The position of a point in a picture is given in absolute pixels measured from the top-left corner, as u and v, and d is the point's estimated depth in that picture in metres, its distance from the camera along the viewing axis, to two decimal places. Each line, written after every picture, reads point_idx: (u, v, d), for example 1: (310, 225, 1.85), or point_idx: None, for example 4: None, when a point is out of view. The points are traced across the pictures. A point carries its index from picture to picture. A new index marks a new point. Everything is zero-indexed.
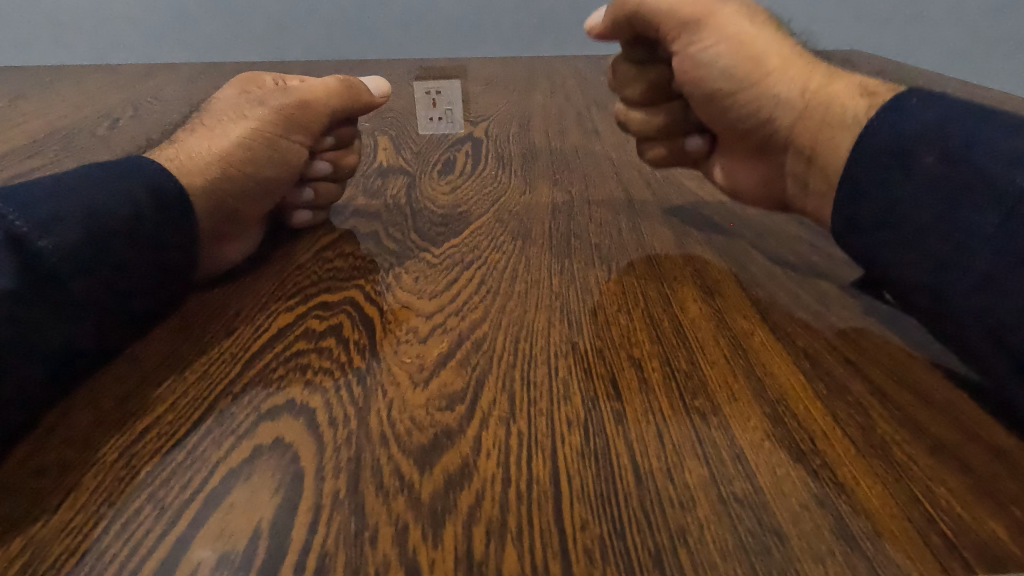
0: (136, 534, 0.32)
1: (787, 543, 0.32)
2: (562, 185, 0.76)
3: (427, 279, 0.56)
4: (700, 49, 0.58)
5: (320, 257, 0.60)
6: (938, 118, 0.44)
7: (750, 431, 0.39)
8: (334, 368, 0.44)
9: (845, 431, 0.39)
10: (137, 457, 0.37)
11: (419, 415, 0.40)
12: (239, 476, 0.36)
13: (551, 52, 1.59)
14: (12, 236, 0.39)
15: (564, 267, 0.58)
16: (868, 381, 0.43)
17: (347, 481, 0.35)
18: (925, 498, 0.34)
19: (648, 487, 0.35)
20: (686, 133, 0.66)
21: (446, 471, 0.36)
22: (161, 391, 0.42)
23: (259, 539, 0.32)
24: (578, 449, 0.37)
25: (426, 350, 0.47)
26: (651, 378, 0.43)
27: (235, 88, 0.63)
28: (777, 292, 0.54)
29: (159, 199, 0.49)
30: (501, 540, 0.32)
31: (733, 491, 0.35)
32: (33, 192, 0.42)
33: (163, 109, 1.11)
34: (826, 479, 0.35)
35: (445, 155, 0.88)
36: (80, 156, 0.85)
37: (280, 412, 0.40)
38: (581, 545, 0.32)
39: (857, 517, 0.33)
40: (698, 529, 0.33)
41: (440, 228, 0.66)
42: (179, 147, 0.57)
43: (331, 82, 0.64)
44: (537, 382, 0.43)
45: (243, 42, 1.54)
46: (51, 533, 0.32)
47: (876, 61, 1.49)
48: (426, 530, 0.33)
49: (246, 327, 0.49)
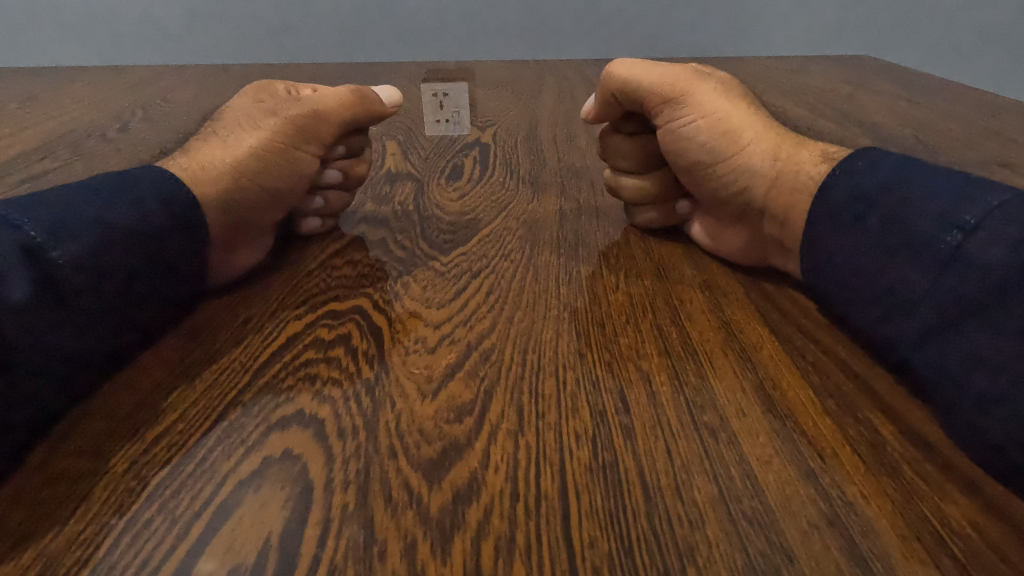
0: (146, 546, 0.33)
1: (796, 562, 0.32)
2: (570, 193, 0.77)
3: (435, 288, 0.56)
4: (681, 124, 0.59)
5: (328, 266, 0.60)
6: (871, 187, 0.47)
7: (758, 447, 0.39)
8: (343, 378, 0.45)
9: (854, 448, 0.39)
10: (147, 467, 0.37)
11: (428, 427, 0.40)
12: (248, 487, 0.36)
13: (558, 56, 1.59)
14: (27, 247, 0.39)
15: (571, 277, 0.58)
16: (876, 397, 0.43)
17: (356, 494, 0.35)
18: (935, 518, 0.34)
19: (657, 503, 0.35)
20: (675, 199, 0.66)
21: (454, 486, 0.36)
22: (170, 400, 0.42)
23: (269, 553, 0.32)
24: (586, 464, 0.37)
25: (434, 360, 0.47)
26: (659, 391, 0.43)
27: (248, 96, 0.63)
28: (786, 306, 0.54)
29: (171, 211, 0.49)
30: (510, 556, 0.32)
31: (742, 509, 0.35)
32: (47, 204, 0.43)
33: (172, 111, 1.11)
34: (836, 498, 0.35)
35: (452, 160, 0.88)
36: (91, 158, 0.86)
37: (289, 422, 0.41)
38: (589, 562, 0.32)
39: (867, 538, 0.33)
40: (707, 548, 0.33)
41: (450, 235, 0.66)
42: (192, 156, 0.57)
43: (343, 93, 0.64)
44: (545, 395, 0.43)
45: (251, 45, 1.55)
46: (62, 545, 0.32)
47: (881, 66, 1.48)
48: (434, 546, 0.33)
49: (255, 335, 0.49)
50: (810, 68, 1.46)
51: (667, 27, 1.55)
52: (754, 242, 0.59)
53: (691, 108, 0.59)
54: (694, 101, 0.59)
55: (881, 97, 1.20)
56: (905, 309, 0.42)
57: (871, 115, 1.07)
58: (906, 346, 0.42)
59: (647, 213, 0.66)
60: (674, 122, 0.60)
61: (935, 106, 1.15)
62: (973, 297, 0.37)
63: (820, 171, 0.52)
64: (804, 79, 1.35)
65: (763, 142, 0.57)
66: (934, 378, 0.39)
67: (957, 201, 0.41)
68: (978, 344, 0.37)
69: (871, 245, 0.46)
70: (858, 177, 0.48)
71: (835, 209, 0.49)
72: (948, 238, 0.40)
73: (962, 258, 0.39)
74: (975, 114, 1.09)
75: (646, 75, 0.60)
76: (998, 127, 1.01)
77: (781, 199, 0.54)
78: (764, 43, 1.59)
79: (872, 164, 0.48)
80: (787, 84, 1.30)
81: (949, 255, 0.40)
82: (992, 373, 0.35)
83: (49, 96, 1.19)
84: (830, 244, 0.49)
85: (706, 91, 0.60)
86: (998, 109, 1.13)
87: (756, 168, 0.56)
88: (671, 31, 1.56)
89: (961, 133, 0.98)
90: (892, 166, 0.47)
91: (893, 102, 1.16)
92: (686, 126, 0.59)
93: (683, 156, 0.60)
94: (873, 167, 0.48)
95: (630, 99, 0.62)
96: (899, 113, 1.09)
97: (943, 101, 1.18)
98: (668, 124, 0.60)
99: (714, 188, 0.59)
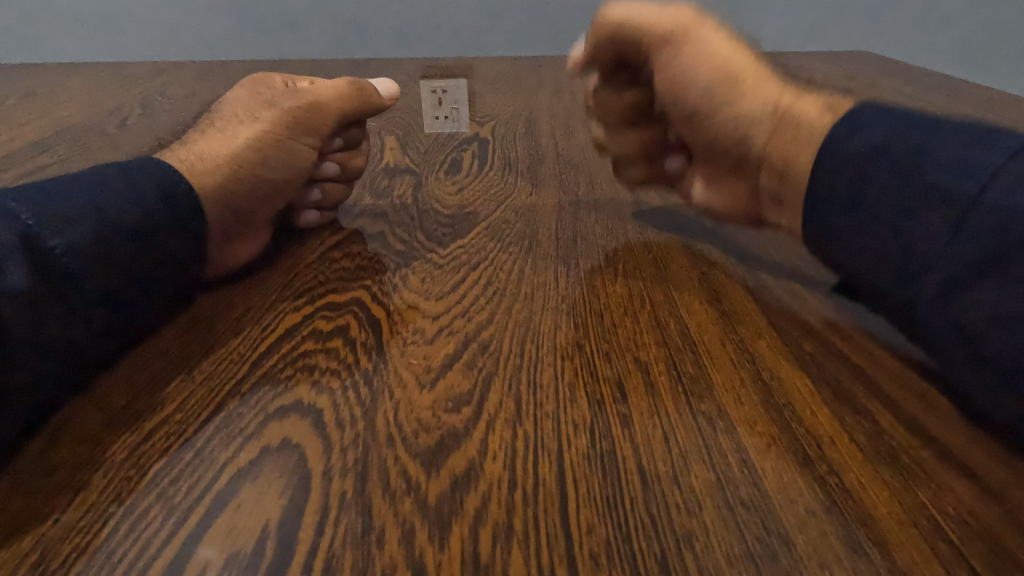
0: (145, 532, 0.33)
1: (793, 548, 0.32)
2: (569, 186, 0.77)
3: (433, 280, 0.56)
4: (679, 68, 0.60)
5: (327, 258, 0.60)
6: (876, 140, 0.46)
7: (756, 435, 0.39)
8: (341, 368, 0.45)
9: (851, 436, 0.39)
10: (146, 456, 0.37)
11: (426, 417, 0.40)
12: (247, 476, 0.36)
13: (557, 52, 1.59)
14: (26, 237, 0.39)
15: (570, 268, 0.58)
16: (874, 386, 0.43)
17: (354, 482, 0.36)
18: (932, 504, 0.34)
19: (655, 490, 0.35)
20: (664, 155, 0.69)
21: (452, 473, 0.36)
22: (169, 390, 0.42)
23: (267, 539, 0.32)
24: (584, 452, 0.38)
25: (432, 351, 0.47)
26: (657, 381, 0.43)
27: (246, 88, 0.63)
28: (784, 297, 0.54)
29: (170, 201, 0.49)
30: (507, 543, 0.32)
31: (740, 495, 0.35)
32: (46, 193, 0.43)
33: (171, 106, 1.11)
34: (833, 485, 0.35)
35: (451, 155, 0.88)
36: (90, 153, 0.86)
37: (287, 412, 0.41)
38: (587, 549, 0.32)
39: (864, 524, 0.33)
40: (704, 534, 0.33)
41: (448, 228, 0.66)
42: (190, 147, 0.57)
43: (341, 85, 0.64)
44: (543, 385, 0.43)
45: (250, 41, 1.55)
46: (60, 532, 0.33)
47: (880, 62, 1.48)
48: (433, 532, 0.33)
49: (253, 327, 0.49)
50: (809, 63, 1.46)
51: None
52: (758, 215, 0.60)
53: (690, 50, 0.59)
54: (695, 45, 0.59)
55: (880, 92, 1.20)
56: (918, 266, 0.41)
57: None
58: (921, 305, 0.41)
59: (634, 170, 0.70)
60: (670, 65, 0.61)
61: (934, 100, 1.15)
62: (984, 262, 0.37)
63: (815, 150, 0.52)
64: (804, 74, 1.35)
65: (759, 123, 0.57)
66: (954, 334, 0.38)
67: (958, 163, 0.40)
68: (1004, 297, 0.36)
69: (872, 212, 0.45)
70: (861, 129, 0.47)
71: (831, 179, 0.48)
72: (965, 190, 0.39)
73: (982, 210, 0.38)
74: (974, 108, 1.09)
75: (644, 17, 0.61)
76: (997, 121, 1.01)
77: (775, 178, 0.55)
78: None
79: (861, 126, 0.47)
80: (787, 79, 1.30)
81: (966, 208, 0.39)
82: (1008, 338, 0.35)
83: (48, 92, 1.19)
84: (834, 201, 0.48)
85: (710, 35, 0.59)
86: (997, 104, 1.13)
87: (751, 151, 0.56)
88: None
89: None
90: (884, 126, 0.46)
91: (892, 97, 1.16)
92: (682, 69, 0.60)
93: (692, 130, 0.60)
94: (863, 128, 0.47)
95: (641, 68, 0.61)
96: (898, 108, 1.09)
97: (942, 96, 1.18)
98: (664, 67, 0.61)
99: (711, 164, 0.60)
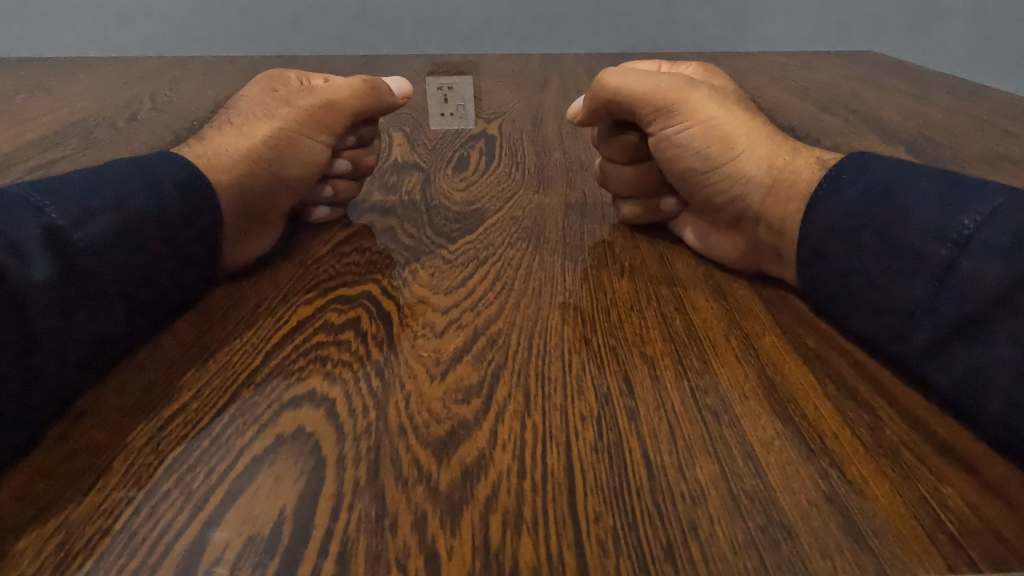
0: (165, 516, 0.34)
1: (796, 539, 0.33)
2: (576, 184, 0.78)
3: (441, 275, 0.57)
4: (675, 131, 0.58)
5: (337, 253, 0.61)
6: (858, 203, 0.47)
7: (761, 429, 0.40)
8: (353, 360, 0.46)
9: (853, 431, 0.40)
10: (164, 442, 0.38)
11: (436, 407, 0.41)
12: (263, 462, 0.37)
13: (563, 49, 1.59)
14: (50, 230, 0.40)
15: (577, 265, 0.59)
16: (876, 383, 0.44)
17: (367, 469, 0.37)
18: (931, 498, 0.35)
19: (661, 481, 0.36)
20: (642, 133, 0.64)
21: (462, 463, 0.37)
22: (185, 380, 0.43)
23: (284, 525, 0.33)
24: (592, 443, 0.38)
25: (443, 344, 0.48)
26: (664, 375, 0.44)
27: (261, 85, 0.64)
28: (789, 296, 0.55)
29: (186, 199, 0.50)
30: (516, 529, 0.33)
31: (744, 487, 0.36)
32: (68, 187, 0.44)
33: (179, 100, 1.12)
34: (836, 478, 0.36)
35: (459, 151, 0.89)
36: (101, 146, 0.87)
37: (302, 401, 0.42)
38: (595, 535, 0.33)
39: (864, 516, 0.34)
40: (709, 523, 0.33)
41: (456, 224, 0.67)
42: (207, 144, 0.58)
43: (355, 83, 0.64)
44: (551, 378, 0.44)
45: (258, 37, 1.56)
46: (84, 514, 0.34)
47: (884, 61, 1.49)
48: (443, 519, 0.34)
49: (267, 319, 0.50)
50: (814, 63, 1.46)
51: (675, 20, 1.55)
52: (746, 248, 0.57)
53: (683, 115, 0.58)
54: (687, 109, 0.58)
55: (885, 92, 1.20)
56: (908, 322, 0.42)
57: (873, 110, 1.08)
58: (910, 353, 0.42)
59: (633, 210, 0.65)
60: (667, 129, 0.58)
61: (937, 100, 1.15)
62: (978, 309, 0.37)
63: (817, 178, 0.52)
64: (809, 74, 1.35)
65: (757, 149, 0.56)
66: (950, 387, 0.39)
67: (934, 225, 0.41)
68: (981, 357, 0.37)
69: (863, 255, 0.46)
70: (846, 190, 0.48)
71: (824, 222, 0.49)
72: (941, 253, 0.40)
73: (956, 274, 0.39)
74: (978, 109, 1.09)
75: (638, 84, 0.59)
76: (999, 122, 1.02)
77: (776, 209, 0.53)
78: (768, 37, 1.60)
79: (857, 175, 0.49)
80: (792, 79, 1.30)
81: (943, 270, 0.40)
82: (1008, 380, 0.36)
83: (58, 86, 1.20)
84: (823, 259, 0.49)
85: (699, 99, 0.58)
86: (1001, 104, 1.13)
87: (752, 176, 0.55)
88: (679, 24, 1.56)
89: (963, 127, 0.99)
90: (876, 173, 0.48)
91: (895, 97, 1.17)
92: (679, 134, 0.58)
93: (675, 165, 0.59)
94: (858, 176, 0.48)
95: (623, 106, 0.60)
96: (901, 107, 1.10)
97: (946, 96, 1.18)
98: (661, 132, 0.59)
99: (710, 193, 0.58)
